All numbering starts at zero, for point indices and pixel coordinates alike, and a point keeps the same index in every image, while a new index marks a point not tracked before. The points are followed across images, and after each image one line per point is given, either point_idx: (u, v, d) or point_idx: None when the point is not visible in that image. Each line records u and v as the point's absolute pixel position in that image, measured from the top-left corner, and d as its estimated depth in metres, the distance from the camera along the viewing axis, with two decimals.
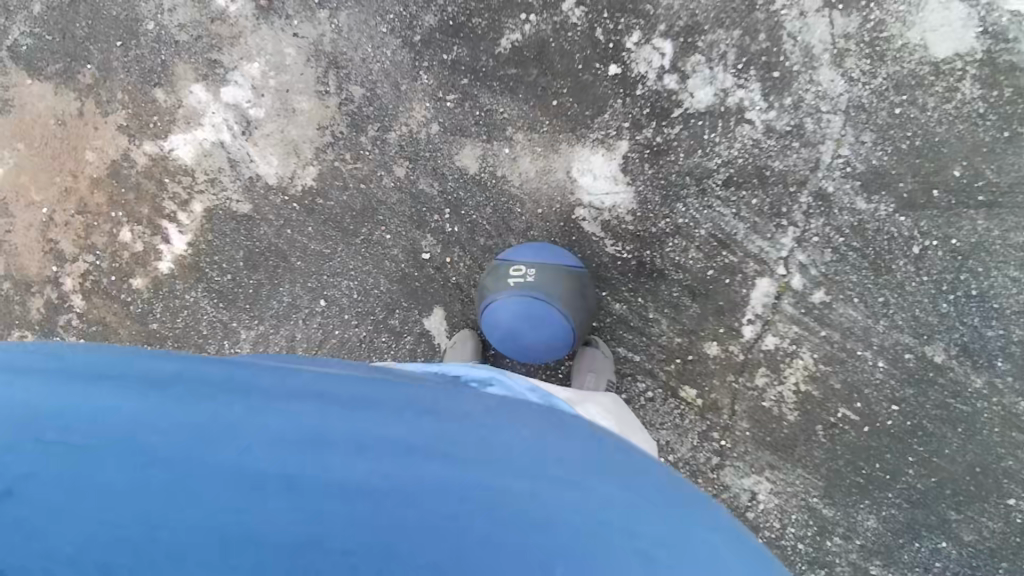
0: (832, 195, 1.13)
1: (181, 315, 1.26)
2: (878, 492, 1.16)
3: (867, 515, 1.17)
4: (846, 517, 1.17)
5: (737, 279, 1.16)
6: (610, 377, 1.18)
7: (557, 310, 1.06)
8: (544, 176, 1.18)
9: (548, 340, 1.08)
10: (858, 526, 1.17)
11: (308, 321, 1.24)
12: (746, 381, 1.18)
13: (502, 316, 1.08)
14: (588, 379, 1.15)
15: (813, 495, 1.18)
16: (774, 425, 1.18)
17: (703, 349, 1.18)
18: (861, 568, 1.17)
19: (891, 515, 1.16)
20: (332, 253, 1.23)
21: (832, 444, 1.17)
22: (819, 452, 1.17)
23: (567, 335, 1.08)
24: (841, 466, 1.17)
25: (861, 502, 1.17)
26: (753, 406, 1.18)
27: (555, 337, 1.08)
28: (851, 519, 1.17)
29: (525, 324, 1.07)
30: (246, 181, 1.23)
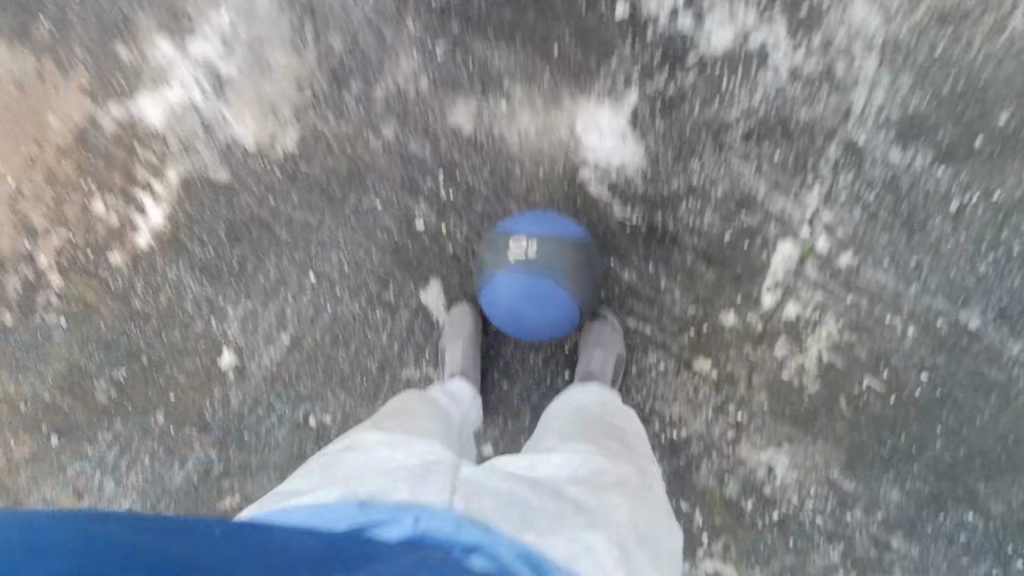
0: (864, 148, 1.03)
1: (164, 292, 1.19)
2: (902, 465, 1.10)
3: (890, 487, 1.10)
4: (868, 490, 1.11)
5: (756, 243, 1.08)
6: (614, 369, 1.09)
7: (563, 289, 1.00)
8: (546, 134, 1.09)
9: (549, 321, 1.01)
10: (881, 498, 1.10)
11: (298, 297, 1.17)
12: (765, 352, 1.11)
13: (501, 295, 1.01)
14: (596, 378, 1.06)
15: (833, 468, 1.11)
16: (794, 398, 1.11)
17: (719, 320, 1.11)
18: (882, 541, 1.11)
19: (916, 487, 1.10)
20: (320, 223, 1.15)
21: (856, 416, 1.10)
22: (841, 424, 1.10)
23: (570, 317, 1.02)
24: (864, 438, 1.10)
25: (884, 475, 1.10)
26: (771, 378, 1.11)
27: (556, 318, 1.01)
28: (873, 492, 1.11)
29: (523, 304, 1.00)
30: (222, 145, 1.14)
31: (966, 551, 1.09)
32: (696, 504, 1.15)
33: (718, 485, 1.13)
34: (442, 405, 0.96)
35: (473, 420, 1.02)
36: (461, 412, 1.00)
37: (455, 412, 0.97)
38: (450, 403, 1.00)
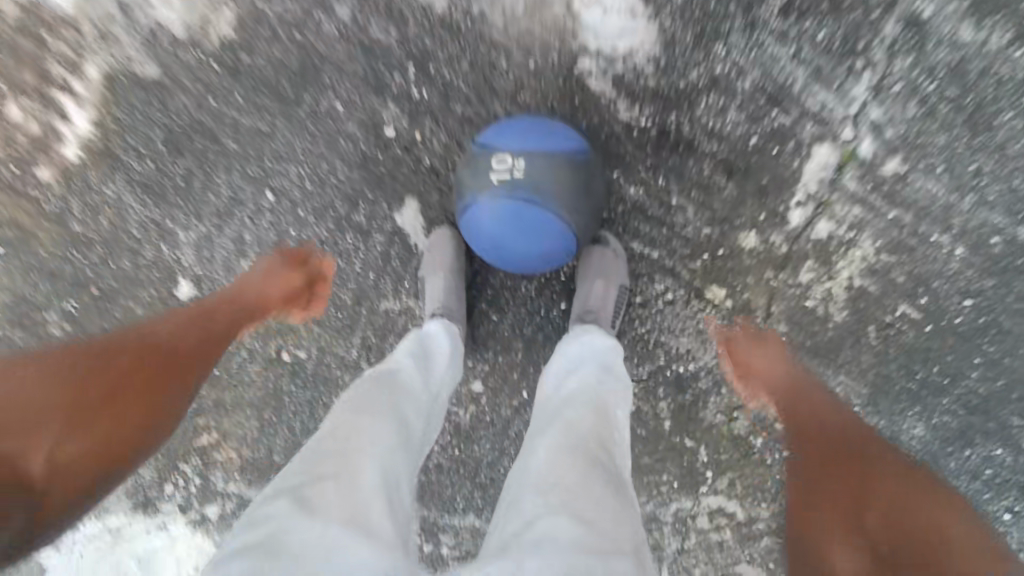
0: (930, 22, 0.84)
1: (104, 213, 1.05)
2: (931, 399, 1.02)
3: (914, 423, 1.03)
4: (890, 425, 1.04)
5: (787, 148, 0.93)
6: (614, 309, 0.99)
7: (555, 221, 0.85)
8: (536, 13, 0.90)
9: (541, 253, 0.87)
10: (903, 433, 1.04)
11: (256, 220, 1.04)
12: (788, 277, 0.99)
13: (484, 224, 0.86)
14: (598, 344, 0.89)
15: (855, 402, 1.04)
16: (816, 329, 1.01)
17: (736, 242, 0.99)
18: None
19: (942, 422, 1.03)
20: (272, 130, 0.99)
21: (885, 347, 1.00)
22: (868, 356, 1.01)
23: (565, 247, 0.88)
24: (891, 370, 1.02)
25: (909, 409, 1.03)
26: (792, 308, 1.00)
27: (542, 253, 0.87)
28: (895, 426, 1.04)
29: (505, 235, 0.85)
30: (145, 32, 0.96)
31: (988, 486, 1.04)
32: (702, 442, 1.10)
33: (726, 422, 1.07)
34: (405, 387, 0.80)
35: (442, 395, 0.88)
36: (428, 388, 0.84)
37: (420, 395, 0.81)
38: (418, 374, 0.84)
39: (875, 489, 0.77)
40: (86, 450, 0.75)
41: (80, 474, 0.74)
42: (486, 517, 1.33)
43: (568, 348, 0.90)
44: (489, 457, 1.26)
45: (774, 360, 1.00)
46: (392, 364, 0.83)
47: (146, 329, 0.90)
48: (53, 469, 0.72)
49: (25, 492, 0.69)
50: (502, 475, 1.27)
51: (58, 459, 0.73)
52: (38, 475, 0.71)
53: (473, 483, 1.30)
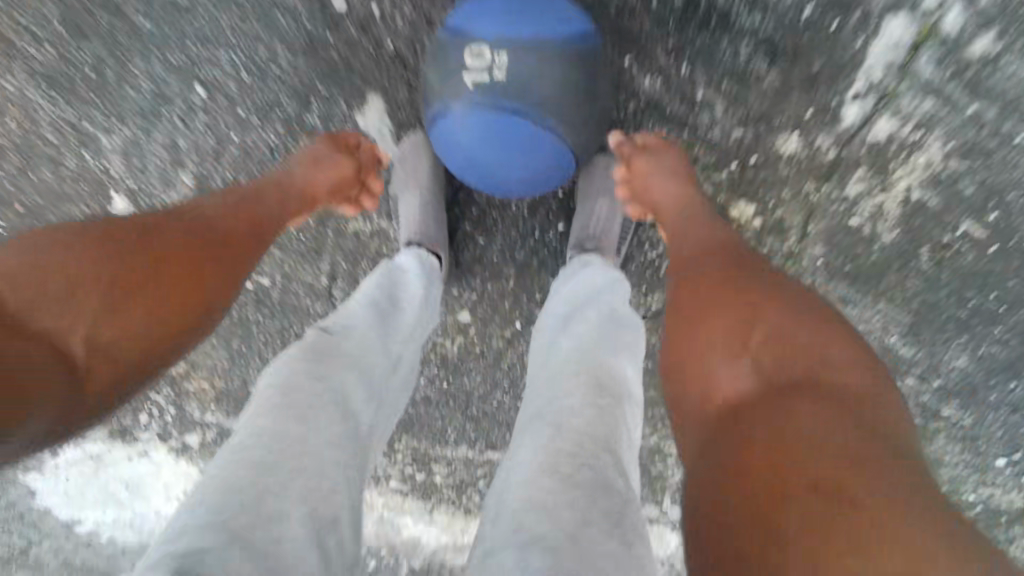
0: None
1: (9, 111, 0.91)
2: (982, 327, 0.94)
3: (958, 354, 0.97)
4: (929, 356, 0.98)
5: (849, 22, 0.80)
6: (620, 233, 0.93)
7: (546, 133, 0.71)
8: None
9: (532, 171, 0.76)
10: (944, 365, 0.98)
11: (189, 120, 0.89)
12: (833, 190, 0.89)
13: (461, 139, 0.73)
14: (600, 290, 0.74)
15: (893, 333, 0.98)
16: (860, 251, 0.93)
17: (772, 146, 0.88)
18: (931, 409, 1.03)
19: (990, 353, 0.95)
20: (192, 4, 0.83)
21: (937, 271, 0.91)
22: (915, 282, 0.93)
23: (560, 163, 0.76)
24: (940, 298, 0.93)
25: (956, 339, 0.96)
26: (834, 226, 0.91)
27: (534, 169, 0.76)
28: (936, 358, 0.98)
29: (488, 152, 0.73)
30: None
31: None
32: None
33: None
34: (354, 358, 0.64)
35: (403, 357, 0.72)
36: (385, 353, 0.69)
37: (378, 365, 0.66)
38: (375, 335, 0.68)
39: (766, 313, 0.62)
40: (136, 328, 0.60)
41: (128, 356, 0.59)
42: (480, 449, 1.24)
43: (563, 292, 0.76)
44: (480, 390, 1.15)
45: (675, 185, 0.83)
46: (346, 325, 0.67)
47: (187, 209, 0.71)
48: (94, 349, 0.57)
49: (63, 370, 0.54)
50: (494, 408, 1.17)
51: (103, 339, 0.57)
52: (79, 355, 0.56)
53: (464, 416, 1.20)
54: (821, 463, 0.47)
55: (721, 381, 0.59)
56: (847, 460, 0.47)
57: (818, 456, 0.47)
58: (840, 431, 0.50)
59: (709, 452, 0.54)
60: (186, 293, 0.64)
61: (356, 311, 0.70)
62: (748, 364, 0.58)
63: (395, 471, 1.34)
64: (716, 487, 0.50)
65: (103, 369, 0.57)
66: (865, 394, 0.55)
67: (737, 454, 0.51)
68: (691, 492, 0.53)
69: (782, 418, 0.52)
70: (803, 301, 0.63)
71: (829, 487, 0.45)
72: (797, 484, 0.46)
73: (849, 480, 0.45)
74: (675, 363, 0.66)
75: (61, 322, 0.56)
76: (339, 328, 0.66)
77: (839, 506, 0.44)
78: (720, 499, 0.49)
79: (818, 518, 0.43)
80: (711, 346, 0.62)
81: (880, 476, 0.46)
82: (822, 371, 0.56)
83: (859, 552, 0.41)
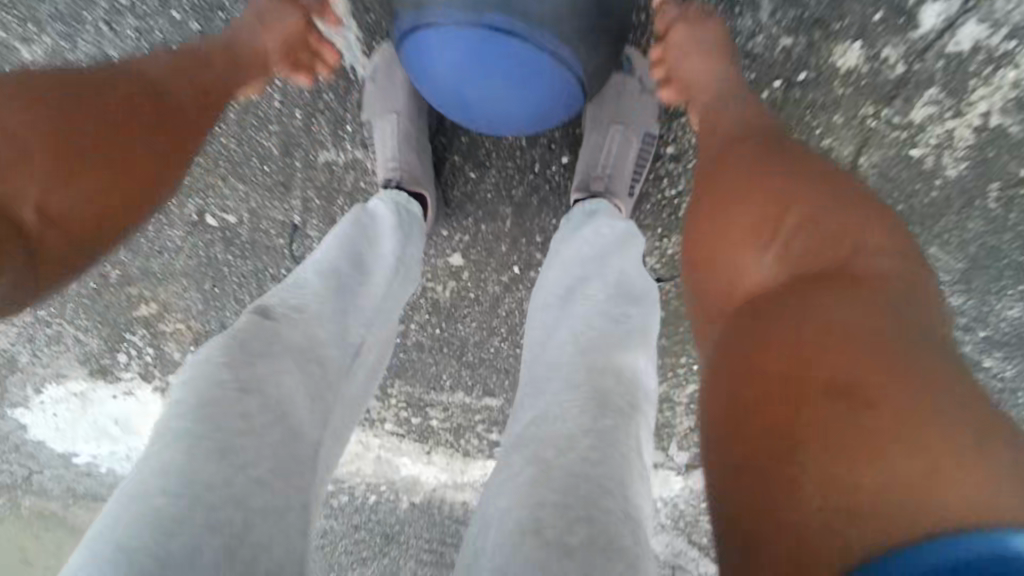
0: None
1: None
2: None
3: (1012, 303, 0.84)
4: (977, 305, 0.85)
5: None
6: (632, 173, 0.81)
7: (545, 59, 0.59)
8: None
9: (528, 108, 0.62)
10: (992, 315, 0.86)
11: (117, 28, 0.79)
12: (895, 114, 0.75)
13: (443, 62, 0.59)
14: (604, 256, 0.62)
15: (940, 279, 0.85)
16: (917, 188, 0.79)
17: (827, 60, 0.73)
18: (972, 362, 0.91)
19: None
20: None
21: (1002, 210, 0.78)
22: (974, 224, 0.80)
23: (562, 96, 0.63)
24: (1003, 243, 0.80)
25: (1010, 287, 0.83)
26: (889, 158, 0.77)
27: (535, 108, 0.62)
28: (985, 307, 0.85)
29: (475, 90, 0.60)
30: None
31: None
32: None
33: None
34: (298, 359, 0.48)
35: (372, 340, 0.58)
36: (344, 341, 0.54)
37: (335, 358, 0.52)
38: (332, 317, 0.53)
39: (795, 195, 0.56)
40: (89, 204, 0.55)
41: (79, 236, 0.55)
42: (477, 396, 1.15)
43: (560, 257, 0.65)
44: (475, 337, 1.06)
45: (706, 64, 0.73)
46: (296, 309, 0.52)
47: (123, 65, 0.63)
48: (48, 223, 0.52)
49: (19, 240, 0.50)
50: (491, 355, 1.08)
51: (56, 212, 0.53)
52: (32, 225, 0.51)
53: (459, 363, 1.11)
54: (860, 352, 0.43)
55: (746, 270, 0.55)
56: (885, 347, 0.43)
57: (856, 345, 0.44)
58: (876, 317, 0.46)
59: (731, 343, 0.50)
60: (139, 172, 0.59)
61: (307, 286, 0.54)
62: (775, 251, 0.54)
63: (390, 414, 1.27)
64: (742, 379, 0.47)
65: (55, 242, 0.53)
66: (903, 278, 0.51)
67: (763, 343, 0.47)
68: (713, 381, 0.50)
69: (815, 305, 0.48)
70: (837, 182, 0.58)
71: (869, 374, 0.41)
72: (831, 374, 0.42)
73: (889, 364, 0.42)
74: (694, 252, 0.61)
75: (13, 187, 0.50)
76: (280, 315, 0.50)
77: (879, 391, 0.40)
78: (750, 391, 0.46)
79: (854, 409, 0.40)
80: (734, 235, 0.57)
81: (921, 361, 0.43)
82: (857, 255, 0.51)
83: (901, 439, 0.38)
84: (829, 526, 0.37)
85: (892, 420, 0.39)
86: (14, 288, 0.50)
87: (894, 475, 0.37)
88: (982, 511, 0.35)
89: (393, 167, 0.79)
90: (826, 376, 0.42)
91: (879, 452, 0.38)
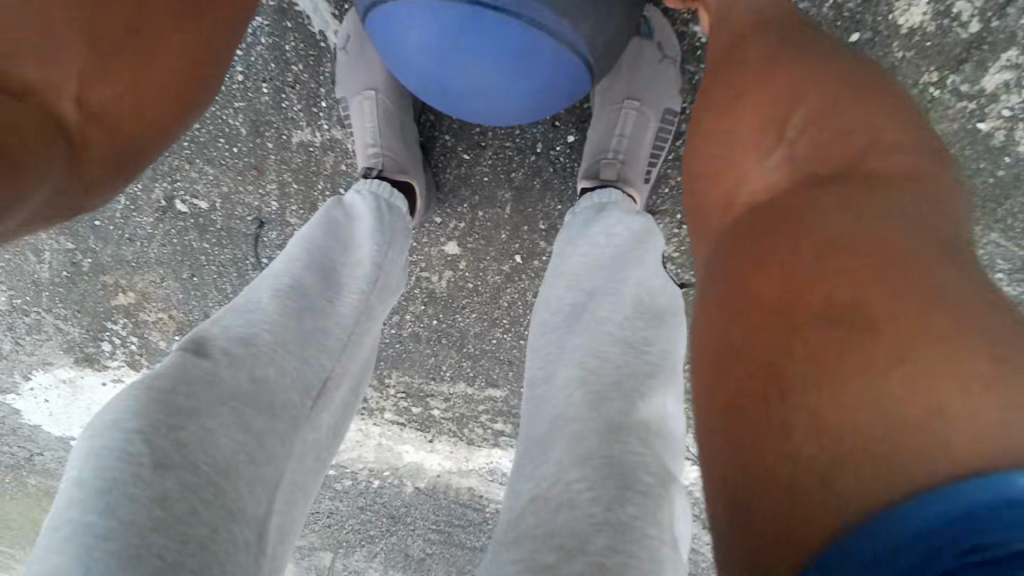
0: None
1: None
2: None
3: None
4: None
5: None
6: (648, 158, 0.73)
7: (541, 38, 0.49)
8: None
9: (524, 94, 0.53)
10: None
11: None
12: (963, 82, 0.64)
13: (409, 44, 0.50)
14: (617, 270, 0.55)
15: (1001, 268, 0.72)
16: (983, 167, 0.67)
17: (894, 18, 0.64)
18: None
19: None
20: None
21: None
22: None
23: (561, 76, 0.53)
24: None
25: None
26: (951, 133, 0.66)
27: (533, 93, 0.53)
28: None
29: (462, 80, 0.51)
30: None
31: None
32: None
33: None
34: (241, 411, 0.43)
35: (340, 367, 0.53)
36: (303, 376, 0.49)
37: (292, 398, 0.47)
38: (287, 348, 0.48)
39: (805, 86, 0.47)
40: (136, 100, 0.47)
41: (123, 135, 0.47)
42: (479, 386, 0.99)
43: (566, 266, 0.58)
44: (475, 328, 0.94)
45: None
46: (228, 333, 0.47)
47: None
48: (89, 115, 0.43)
49: (64, 138, 0.41)
50: (493, 348, 0.94)
51: (95, 102, 0.44)
52: (72, 118, 0.42)
53: (459, 355, 0.97)
54: (868, 262, 0.36)
55: (745, 171, 0.46)
56: (902, 253, 0.36)
57: (861, 256, 0.36)
58: (894, 221, 0.38)
59: (725, 262, 0.43)
60: (181, 64, 0.50)
61: (258, 308, 0.49)
62: (779, 153, 0.45)
63: (387, 404, 1.07)
64: (738, 295, 0.40)
65: (98, 138, 0.45)
66: (923, 177, 0.42)
67: (760, 260, 0.40)
68: (707, 305, 0.43)
69: (821, 210, 0.40)
70: (856, 76, 0.48)
71: (875, 288, 0.34)
72: (832, 291, 0.35)
73: (904, 275, 0.34)
74: (689, 160, 0.52)
75: (53, 73, 0.41)
76: (218, 352, 0.45)
77: (883, 309, 0.33)
78: (744, 315, 0.39)
79: (854, 332, 0.33)
80: (732, 138, 0.48)
81: (942, 270, 0.35)
82: (869, 152, 0.43)
83: (905, 359, 0.31)
84: (823, 472, 0.31)
85: (896, 338, 0.32)
86: (56, 197, 0.42)
87: (895, 406, 0.31)
88: (993, 445, 0.28)
89: (373, 153, 0.73)
90: (825, 293, 0.35)
91: (879, 378, 0.31)
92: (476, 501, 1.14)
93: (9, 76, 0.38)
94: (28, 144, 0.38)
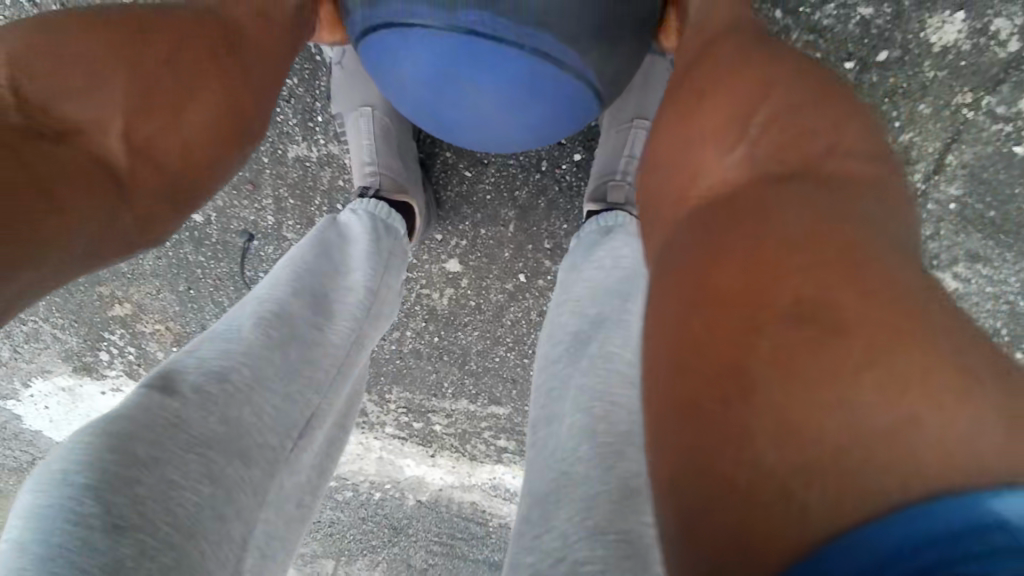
0: None
1: None
2: None
3: None
4: None
5: None
6: None
7: (543, 68, 0.46)
8: None
9: (524, 126, 0.51)
10: None
11: None
12: (999, 104, 0.61)
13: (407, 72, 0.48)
14: (625, 303, 0.52)
15: None
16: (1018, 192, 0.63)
17: (926, 35, 0.60)
18: None
19: None
20: None
21: None
22: None
23: (564, 106, 0.50)
24: None
25: None
26: (983, 156, 0.62)
27: (533, 124, 0.51)
28: None
29: (459, 111, 0.49)
30: None
31: None
32: None
33: None
34: (209, 461, 0.42)
35: (325, 404, 0.52)
36: (285, 416, 0.48)
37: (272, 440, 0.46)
38: (266, 385, 0.47)
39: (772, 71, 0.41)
40: (189, 134, 0.43)
41: (179, 176, 0.43)
42: (482, 404, 0.95)
43: (569, 295, 0.55)
44: (477, 346, 0.90)
45: None
46: (205, 368, 0.45)
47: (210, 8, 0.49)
48: (138, 153, 0.41)
49: (107, 178, 0.39)
50: (496, 366, 0.91)
51: (143, 139, 0.41)
52: (118, 156, 0.40)
53: (461, 372, 0.94)
54: (837, 254, 0.31)
55: (704, 159, 0.40)
56: (869, 243, 0.32)
57: (829, 248, 0.31)
58: (861, 215, 0.33)
59: (681, 242, 0.37)
60: (244, 100, 0.46)
61: (236, 337, 0.47)
62: (741, 151, 0.38)
63: (389, 418, 1.02)
64: (690, 287, 0.34)
65: (149, 179, 0.41)
66: (880, 183, 0.37)
67: (722, 248, 0.34)
68: (654, 296, 0.36)
69: (786, 200, 0.34)
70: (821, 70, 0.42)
71: (846, 279, 0.30)
72: (798, 284, 0.30)
73: (872, 267, 0.30)
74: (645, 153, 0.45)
75: (95, 112, 0.39)
76: (188, 389, 0.44)
77: (858, 302, 0.29)
78: (699, 302, 0.33)
79: (824, 332, 0.29)
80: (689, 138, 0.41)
81: (905, 265, 0.31)
82: (828, 155, 0.37)
83: (878, 362, 0.27)
84: (785, 486, 0.26)
85: (871, 337, 0.28)
86: (102, 242, 0.39)
87: (867, 413, 0.26)
88: (969, 458, 0.25)
89: (370, 172, 0.70)
90: (791, 281, 0.31)
91: (851, 380, 0.27)
92: (478, 516, 1.10)
93: (51, 116, 0.38)
94: (68, 179, 0.37)
